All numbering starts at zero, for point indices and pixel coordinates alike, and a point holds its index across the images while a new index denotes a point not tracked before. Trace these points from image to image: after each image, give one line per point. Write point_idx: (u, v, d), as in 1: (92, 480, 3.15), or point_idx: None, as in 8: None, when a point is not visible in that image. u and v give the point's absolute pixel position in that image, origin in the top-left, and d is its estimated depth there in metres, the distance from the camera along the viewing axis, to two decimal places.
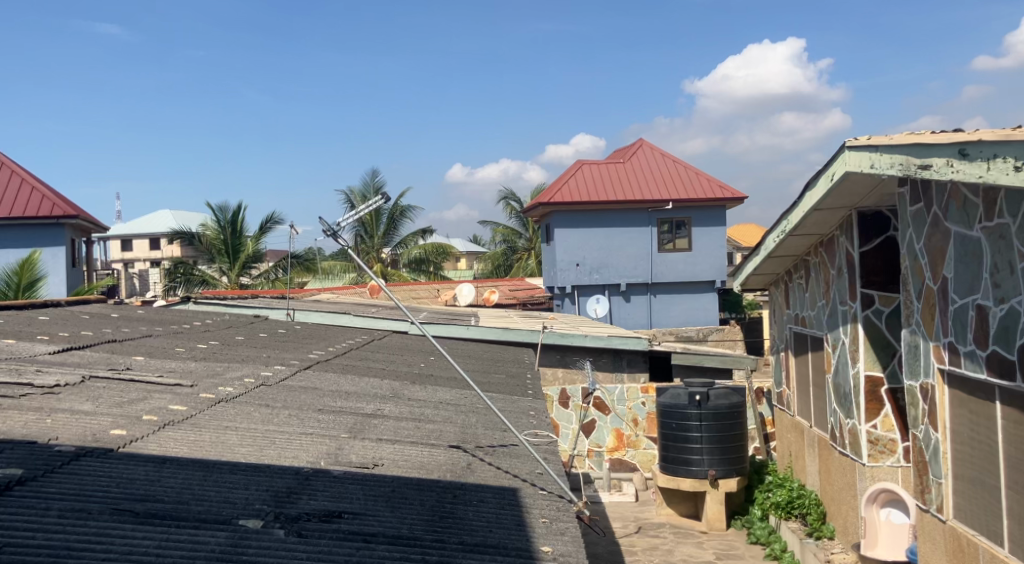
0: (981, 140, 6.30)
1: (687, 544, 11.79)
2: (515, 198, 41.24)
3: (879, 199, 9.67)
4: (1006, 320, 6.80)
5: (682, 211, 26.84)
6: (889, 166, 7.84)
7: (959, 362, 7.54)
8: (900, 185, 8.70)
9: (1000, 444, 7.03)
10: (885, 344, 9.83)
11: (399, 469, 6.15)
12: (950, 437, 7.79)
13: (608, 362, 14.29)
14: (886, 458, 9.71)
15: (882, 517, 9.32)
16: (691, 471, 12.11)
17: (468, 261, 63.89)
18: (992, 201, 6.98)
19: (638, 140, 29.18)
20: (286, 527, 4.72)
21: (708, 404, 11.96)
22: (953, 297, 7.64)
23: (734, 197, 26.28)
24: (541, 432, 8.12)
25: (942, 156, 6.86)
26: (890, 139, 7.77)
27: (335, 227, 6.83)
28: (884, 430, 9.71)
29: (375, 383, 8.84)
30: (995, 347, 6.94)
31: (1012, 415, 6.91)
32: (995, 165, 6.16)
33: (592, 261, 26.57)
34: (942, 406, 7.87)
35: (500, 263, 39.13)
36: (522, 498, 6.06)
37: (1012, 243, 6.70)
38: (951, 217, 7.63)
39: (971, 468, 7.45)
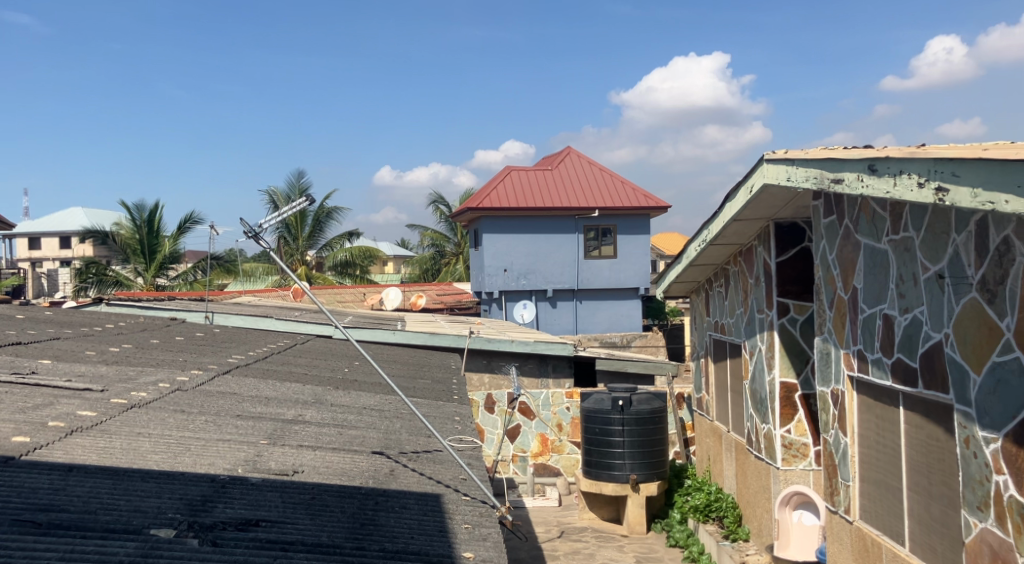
0: (888, 156, 6.58)
1: (609, 547, 11.96)
2: (444, 202, 41.20)
3: (795, 211, 9.97)
4: (910, 329, 7.09)
5: (608, 219, 27.16)
6: (804, 179, 8.11)
7: (868, 369, 7.84)
8: (816, 199, 9.03)
9: (903, 448, 7.32)
10: (799, 351, 10.21)
11: (320, 476, 6.13)
12: (857, 441, 8.11)
13: (534, 368, 14.39)
14: (799, 462, 10.06)
15: (794, 519, 9.64)
16: (613, 475, 12.29)
17: (393, 265, 63.92)
18: (898, 215, 7.28)
19: (565, 148, 29.37)
20: (201, 536, 4.67)
21: (630, 409, 12.22)
22: (863, 306, 7.94)
23: (659, 206, 26.71)
24: (466, 437, 8.17)
25: (854, 171, 7.15)
26: (805, 153, 8.05)
27: (257, 230, 6.76)
28: (797, 434, 10.06)
29: (296, 389, 8.77)
30: (900, 355, 7.24)
31: (913, 419, 7.20)
32: (901, 181, 6.45)
33: (519, 267, 26.73)
34: (852, 412, 8.17)
35: (427, 267, 39.15)
36: (445, 504, 6.13)
37: (915, 255, 7.01)
38: (862, 230, 7.95)
39: (876, 471, 7.75)
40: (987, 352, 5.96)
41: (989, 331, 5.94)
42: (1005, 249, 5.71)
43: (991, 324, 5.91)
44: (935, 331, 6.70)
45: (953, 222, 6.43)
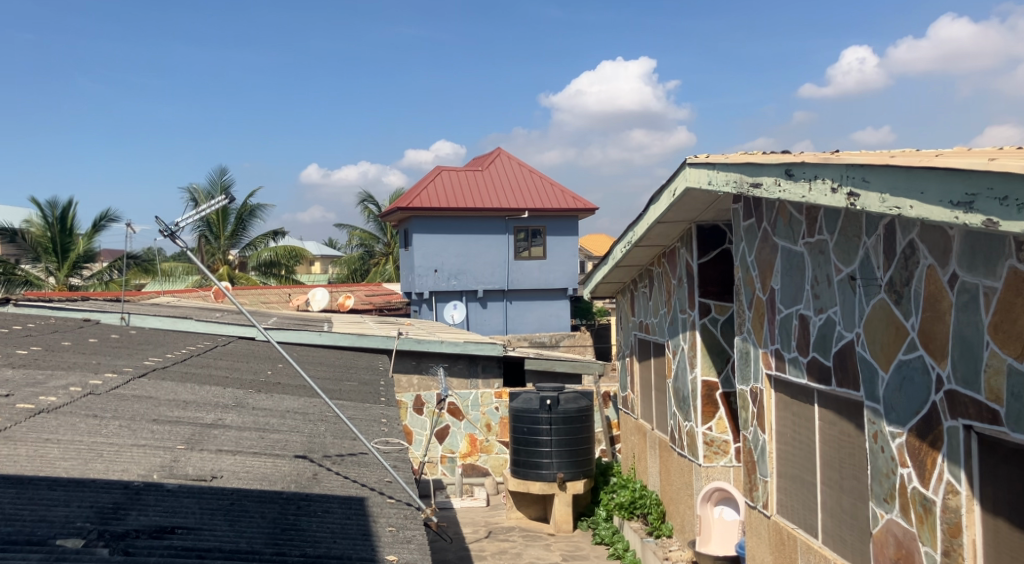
0: (804, 162, 6.76)
1: (536, 547, 12.03)
2: (372, 202, 40.94)
3: (716, 214, 10.18)
4: (824, 329, 7.31)
5: (538, 220, 27.32)
6: (724, 183, 8.29)
7: (784, 367, 8.06)
8: (736, 202, 9.23)
9: (817, 444, 7.53)
10: (720, 350, 10.45)
11: (240, 481, 6.06)
12: (775, 437, 8.34)
13: (464, 369, 14.35)
14: (719, 458, 10.29)
15: (716, 515, 9.86)
16: (540, 475, 12.37)
17: (319, 265, 63.27)
18: (813, 218, 7.50)
19: (495, 148, 29.44)
20: (111, 545, 4.59)
21: (558, 408, 12.31)
22: (780, 307, 8.15)
23: (587, 208, 26.99)
24: (392, 439, 8.14)
25: (772, 175, 7.33)
26: (726, 158, 8.23)
27: (173, 228, 6.61)
28: (718, 432, 10.28)
29: (216, 392, 8.63)
30: (814, 354, 7.45)
31: (826, 415, 7.41)
32: (816, 186, 6.63)
33: (449, 267, 26.70)
34: (769, 409, 8.38)
35: (354, 267, 38.89)
36: (370, 507, 6.12)
37: (829, 257, 7.22)
38: (779, 233, 8.17)
39: (792, 466, 7.97)
40: (894, 351, 6.16)
41: (896, 330, 6.13)
42: (910, 252, 5.89)
43: (898, 324, 6.10)
44: (848, 331, 6.92)
45: (863, 226, 6.64)
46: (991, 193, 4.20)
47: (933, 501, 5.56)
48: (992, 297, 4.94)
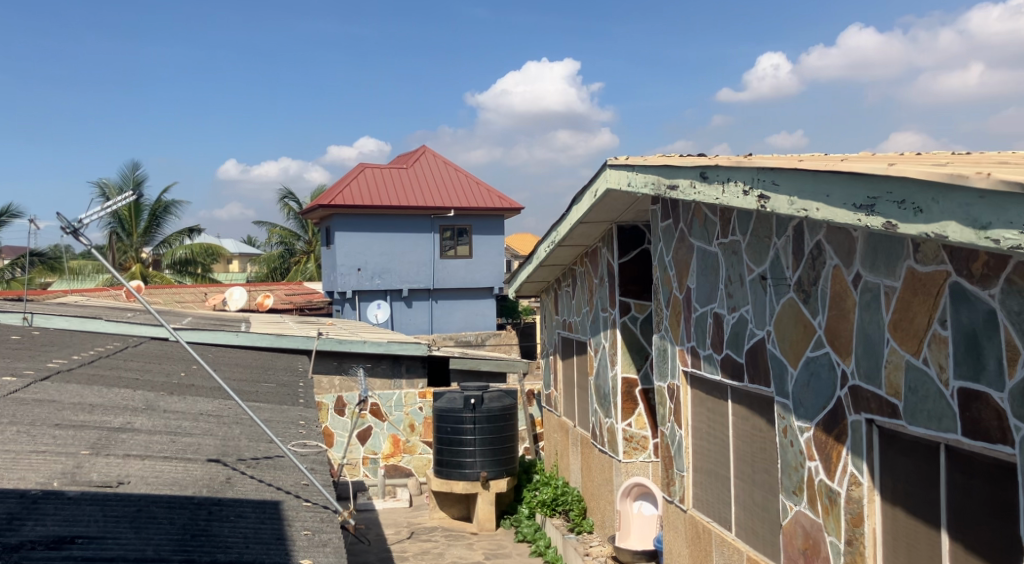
0: (717, 165, 6.87)
1: (458, 546, 11.98)
2: (294, 199, 40.37)
3: (636, 214, 10.28)
4: (737, 327, 7.44)
5: (463, 219, 27.29)
6: (643, 185, 8.38)
7: (700, 364, 8.18)
8: (654, 203, 9.34)
9: (732, 439, 7.67)
10: (639, 348, 10.54)
11: (148, 486, 5.90)
12: (691, 432, 8.46)
13: (387, 369, 14.26)
14: (639, 454, 10.40)
15: (634, 510, 9.96)
16: (463, 474, 12.35)
17: (239, 264, 62.14)
18: (727, 220, 7.63)
19: (421, 146, 29.27)
20: (4, 558, 4.42)
21: (482, 407, 12.32)
22: (695, 305, 8.27)
23: (513, 207, 27.05)
24: (309, 441, 8.03)
25: (688, 178, 7.43)
26: (644, 160, 8.32)
27: (76, 226, 6.39)
28: (637, 428, 10.38)
29: (125, 395, 8.39)
30: (728, 351, 7.58)
31: (739, 411, 7.55)
32: (728, 189, 6.74)
33: (373, 266, 26.47)
34: (685, 405, 8.51)
35: (274, 266, 38.30)
36: (285, 511, 6.02)
37: (742, 257, 7.35)
38: (695, 233, 8.29)
39: (708, 461, 8.09)
40: (802, 348, 6.30)
41: (804, 328, 6.27)
42: (817, 252, 6.03)
43: (806, 322, 6.25)
44: (759, 329, 7.05)
45: (774, 227, 6.78)
46: (888, 197, 4.24)
47: (838, 493, 5.70)
48: (892, 296, 5.07)
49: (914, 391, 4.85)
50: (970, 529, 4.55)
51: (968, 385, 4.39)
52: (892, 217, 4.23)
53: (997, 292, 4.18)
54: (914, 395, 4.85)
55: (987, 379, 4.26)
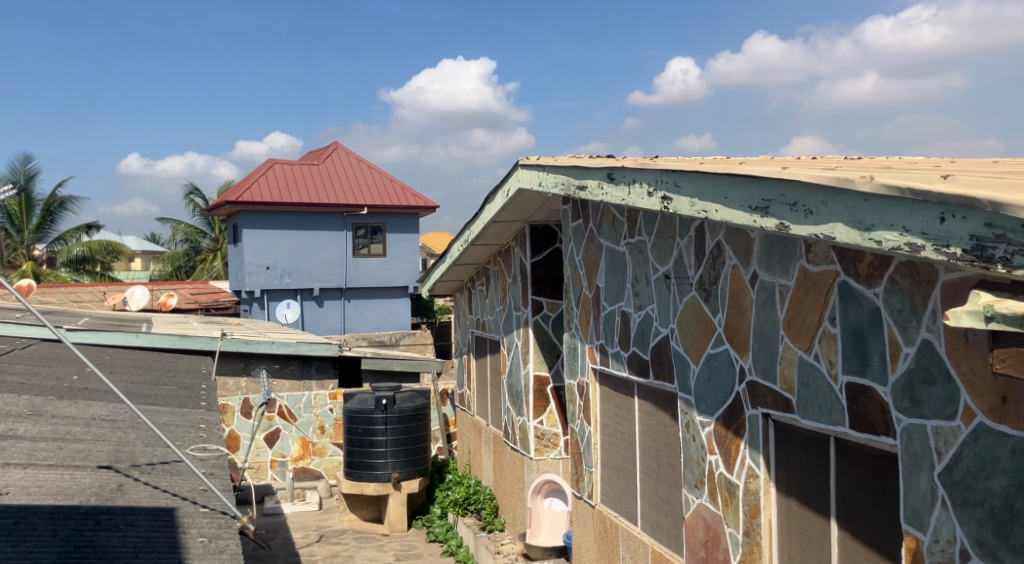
0: (624, 166, 6.87)
1: (369, 548, 11.77)
2: (200, 195, 39.40)
3: (548, 214, 10.27)
4: (643, 325, 7.47)
5: (377, 217, 27.01)
6: (553, 185, 8.36)
7: (608, 361, 8.20)
8: (565, 203, 9.33)
9: (638, 434, 7.69)
10: (551, 346, 10.51)
11: (30, 497, 5.60)
12: (600, 429, 8.48)
13: (296, 370, 13.97)
14: (550, 451, 10.39)
15: (545, 506, 9.95)
16: (375, 475, 12.16)
17: (143, 262, 60.37)
18: (634, 220, 7.65)
19: (333, 142, 28.83)
20: None
21: (394, 408, 12.17)
22: (604, 304, 8.29)
23: (428, 206, 26.87)
24: (209, 446, 7.76)
25: (596, 178, 7.43)
26: (555, 160, 8.30)
27: None
28: (549, 425, 10.37)
29: (9, 400, 7.98)
30: (634, 349, 7.61)
31: (645, 407, 7.58)
32: (634, 190, 6.75)
33: (282, 265, 25.98)
34: (594, 402, 8.52)
35: (179, 264, 37.32)
36: (179, 518, 5.79)
37: (648, 257, 7.38)
38: (604, 233, 8.30)
39: (615, 457, 8.11)
40: (703, 345, 6.35)
41: (704, 326, 6.32)
42: (717, 252, 6.08)
43: (706, 320, 6.29)
44: (664, 327, 7.09)
45: (677, 227, 6.82)
46: (782, 199, 4.27)
47: (737, 485, 5.75)
48: (786, 295, 5.13)
49: (806, 386, 4.92)
50: (858, 518, 4.62)
51: (855, 380, 4.46)
52: (785, 219, 4.26)
53: (881, 291, 4.24)
54: (806, 390, 4.91)
55: (872, 374, 4.31)
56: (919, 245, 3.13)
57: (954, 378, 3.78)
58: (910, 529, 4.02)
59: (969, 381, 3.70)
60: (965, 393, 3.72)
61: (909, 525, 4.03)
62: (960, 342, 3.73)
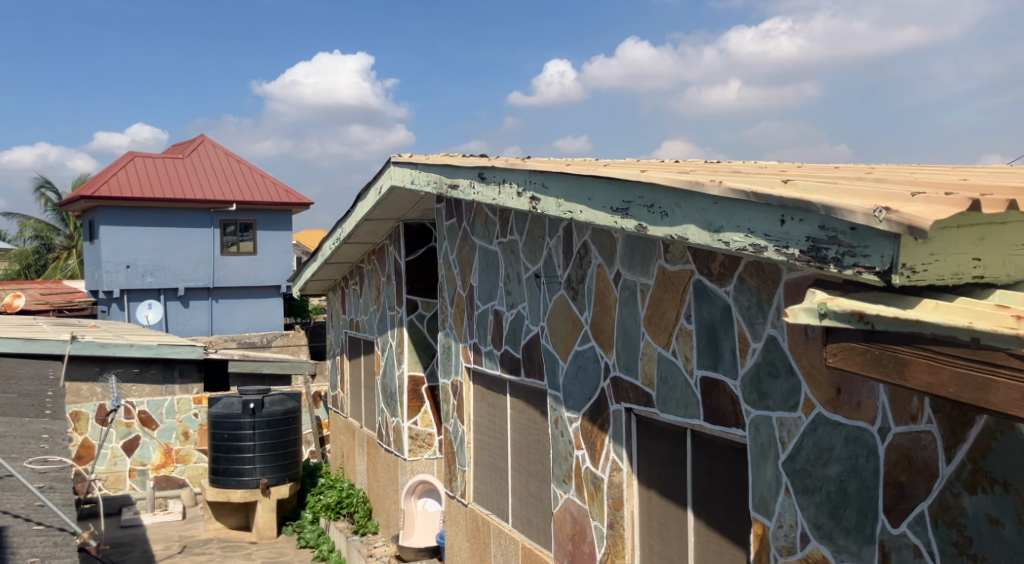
0: (494, 165, 6.94)
1: (236, 556, 11.42)
2: (53, 189, 37.47)
3: (422, 212, 10.26)
4: (514, 323, 7.56)
5: (247, 214, 26.42)
6: (425, 183, 8.36)
7: (481, 360, 8.27)
8: (439, 201, 9.35)
9: (510, 432, 7.78)
10: (426, 345, 10.49)
11: None
12: (473, 427, 8.54)
13: (157, 374, 13.59)
14: (424, 451, 10.40)
15: (419, 507, 9.96)
16: (242, 482, 11.83)
17: None
18: (506, 219, 7.74)
19: (199, 135, 27.95)
20: None
21: (262, 412, 11.92)
22: (477, 302, 8.35)
23: (301, 202, 26.38)
24: (52, 457, 7.37)
25: (467, 178, 7.47)
26: (427, 158, 8.30)
27: None
28: (423, 425, 10.36)
29: None
30: (507, 347, 7.70)
31: (517, 405, 7.67)
32: (505, 190, 6.82)
33: (144, 263, 25.06)
34: (468, 401, 8.57)
35: (29, 263, 35.39)
36: (8, 538, 5.52)
37: (519, 256, 7.48)
38: (477, 233, 8.36)
39: (488, 455, 8.19)
40: (571, 342, 6.48)
41: (572, 324, 6.45)
42: (584, 252, 6.22)
43: (574, 318, 6.42)
44: (534, 325, 7.19)
45: (547, 227, 6.93)
46: (640, 201, 4.42)
47: (602, 479, 5.90)
48: (647, 293, 5.31)
49: (665, 381, 5.09)
50: (712, 507, 4.83)
51: (708, 374, 4.65)
52: (643, 220, 4.40)
53: (731, 289, 4.44)
54: (665, 384, 5.09)
55: (724, 369, 4.51)
56: (762, 246, 3.30)
57: (796, 372, 4.00)
58: (758, 516, 4.23)
59: (808, 374, 3.92)
60: (805, 385, 3.94)
61: (756, 512, 4.23)
62: (801, 337, 3.95)
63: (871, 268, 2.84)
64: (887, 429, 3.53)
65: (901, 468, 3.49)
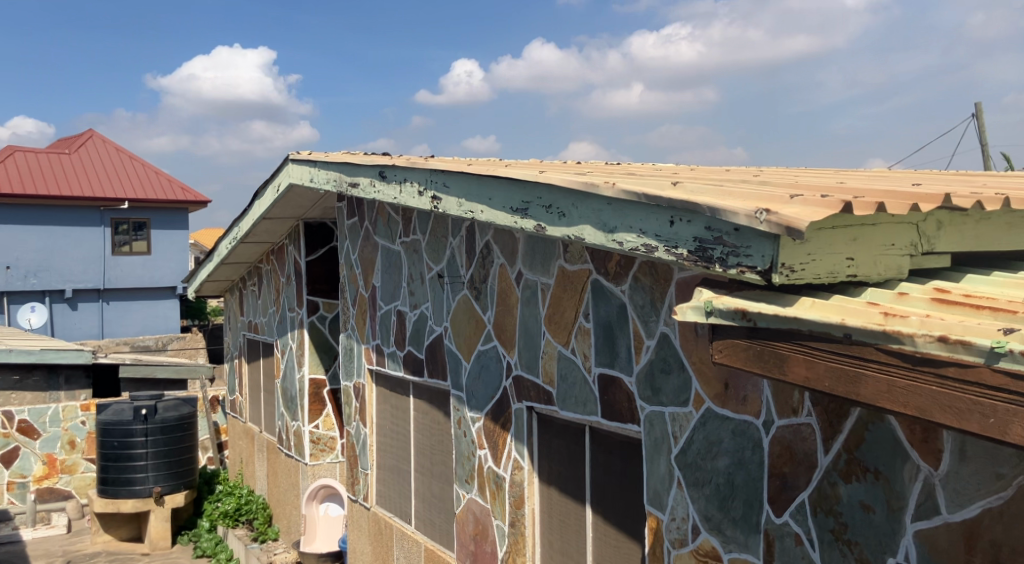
0: (394, 164, 6.91)
1: None
2: None
3: (323, 211, 10.13)
4: (417, 324, 7.54)
5: (140, 212, 25.55)
6: (325, 181, 8.26)
7: (384, 362, 8.22)
8: (339, 200, 9.25)
9: (413, 433, 7.76)
10: (328, 347, 10.40)
11: None
12: (376, 430, 8.47)
13: (41, 381, 13.02)
14: (326, 455, 10.27)
15: (321, 512, 9.79)
16: (133, 491, 11.43)
17: None
18: (408, 218, 7.71)
19: (88, 129, 26.91)
20: None
21: (154, 418, 11.59)
22: (380, 303, 8.29)
23: (198, 200, 25.72)
24: None
25: (367, 176, 7.42)
26: (326, 156, 8.20)
27: None
28: (324, 429, 10.25)
29: None
30: (410, 348, 7.66)
31: (420, 406, 7.65)
32: (405, 189, 6.79)
33: (28, 264, 24.02)
34: (371, 403, 8.50)
35: None
36: None
37: (422, 256, 7.47)
38: (379, 232, 8.31)
39: (391, 457, 8.14)
40: (474, 342, 6.50)
41: (475, 324, 6.47)
42: (486, 252, 6.25)
43: (476, 318, 6.45)
44: (437, 325, 7.18)
45: (449, 227, 6.94)
46: (538, 201, 4.47)
47: (504, 478, 5.93)
48: (547, 292, 5.37)
49: (565, 378, 5.16)
50: (610, 503, 4.92)
51: (605, 371, 4.74)
52: (541, 220, 4.45)
53: (626, 288, 4.53)
54: (565, 382, 5.16)
55: (620, 365, 4.60)
56: (654, 246, 3.38)
57: (687, 367, 4.11)
58: (652, 510, 4.33)
59: (698, 370, 4.03)
60: (696, 381, 4.05)
61: (651, 506, 4.33)
62: (692, 334, 4.06)
63: (753, 267, 2.95)
64: (771, 422, 3.67)
65: (783, 459, 3.63)
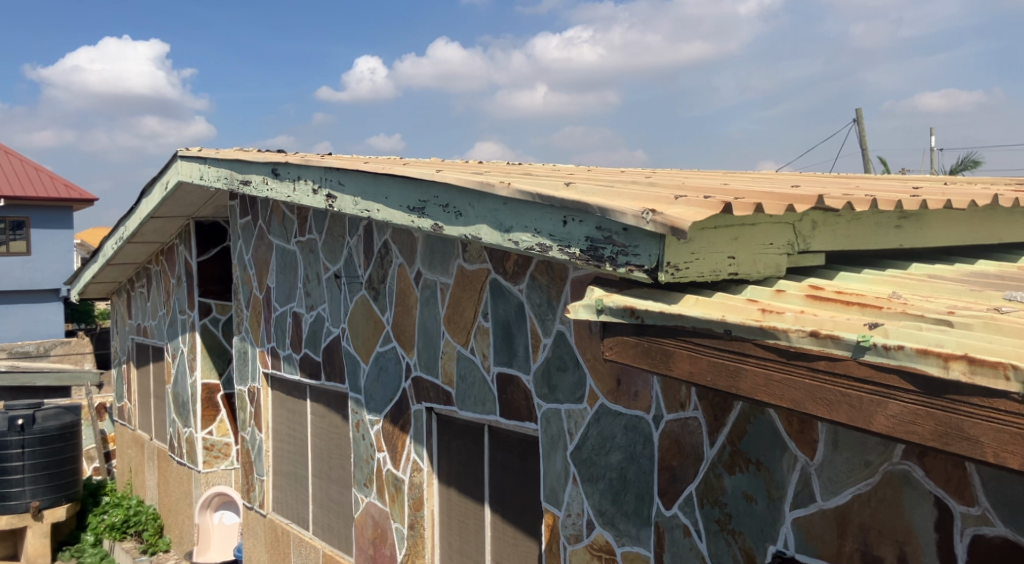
0: (288, 162, 6.80)
1: None
2: None
3: (214, 210, 9.90)
4: (314, 325, 7.44)
5: (19, 211, 24.52)
6: (215, 178, 8.06)
7: (280, 365, 8.08)
8: (232, 199, 9.05)
9: (310, 437, 7.65)
10: (221, 351, 10.19)
11: None
12: (271, 435, 8.32)
13: None
14: (220, 462, 10.08)
15: (214, 521, 9.58)
16: (8, 506, 10.69)
17: None
18: (303, 218, 7.61)
19: None
20: None
21: (33, 428, 10.99)
22: (275, 305, 8.15)
23: (83, 198, 24.83)
24: None
25: (260, 174, 7.28)
26: (216, 153, 8.01)
27: None
28: (218, 435, 10.07)
29: None
30: (306, 350, 7.56)
31: (318, 409, 7.54)
32: (300, 187, 6.69)
33: None
34: (266, 408, 8.34)
35: None
36: None
37: (318, 256, 7.37)
38: (274, 232, 8.17)
39: (287, 463, 8.02)
40: (373, 343, 6.45)
41: (373, 325, 6.43)
42: (384, 251, 6.22)
43: (375, 318, 6.41)
44: (335, 327, 7.10)
45: (347, 227, 6.88)
46: (435, 201, 4.47)
47: (403, 480, 5.91)
48: (446, 292, 5.37)
49: (464, 378, 5.18)
50: (508, 502, 4.96)
51: (504, 370, 4.77)
52: (438, 220, 4.46)
53: (524, 286, 4.58)
54: (464, 382, 5.18)
55: (518, 364, 4.64)
56: (548, 246, 3.42)
57: (581, 364, 4.18)
58: (548, 506, 4.39)
59: (592, 367, 4.11)
60: (590, 378, 4.13)
61: (547, 503, 4.39)
62: (586, 331, 4.14)
63: (641, 266, 3.02)
64: (660, 417, 3.77)
65: (672, 452, 3.72)
